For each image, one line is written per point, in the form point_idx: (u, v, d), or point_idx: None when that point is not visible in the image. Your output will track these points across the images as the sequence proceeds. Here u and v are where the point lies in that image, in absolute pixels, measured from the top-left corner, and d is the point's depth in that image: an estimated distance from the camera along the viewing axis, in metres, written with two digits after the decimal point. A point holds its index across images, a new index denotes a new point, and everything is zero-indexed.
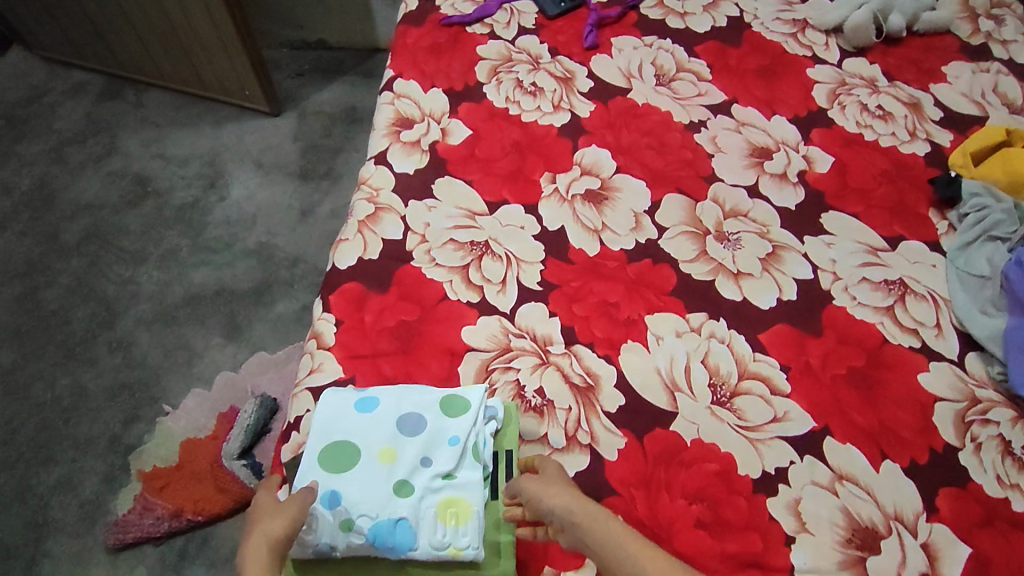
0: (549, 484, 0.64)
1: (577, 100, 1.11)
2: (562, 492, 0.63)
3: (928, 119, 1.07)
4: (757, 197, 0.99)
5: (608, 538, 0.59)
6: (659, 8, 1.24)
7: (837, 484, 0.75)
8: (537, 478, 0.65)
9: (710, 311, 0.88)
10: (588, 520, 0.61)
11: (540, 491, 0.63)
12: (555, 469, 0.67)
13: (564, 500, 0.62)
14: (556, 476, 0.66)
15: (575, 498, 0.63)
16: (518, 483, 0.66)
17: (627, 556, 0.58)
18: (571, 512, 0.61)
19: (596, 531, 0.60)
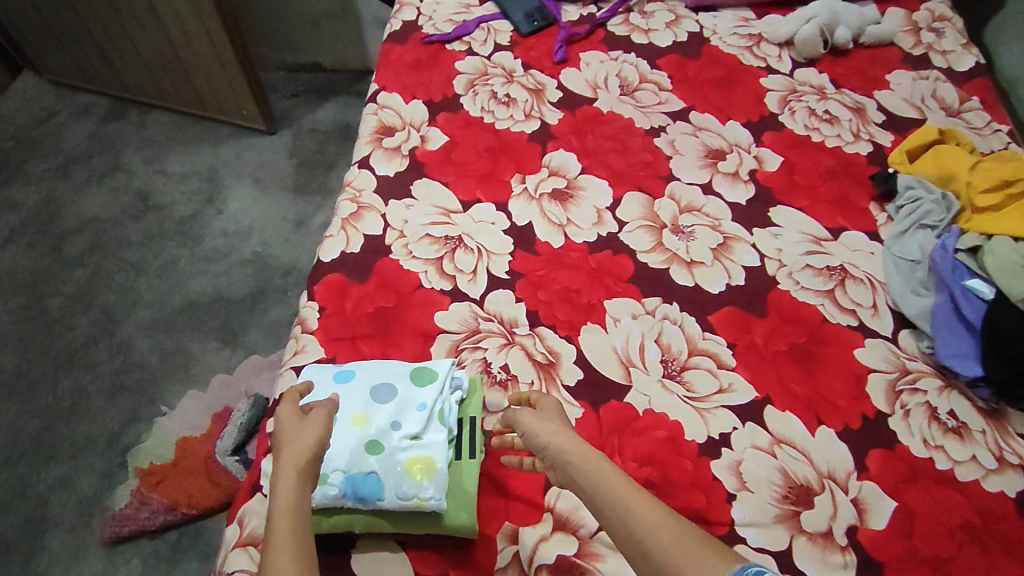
0: (545, 422, 0.72)
1: (547, 109, 1.20)
2: (557, 430, 0.70)
3: (871, 122, 1.16)
4: (710, 194, 1.07)
5: (596, 475, 0.64)
6: (624, 25, 1.34)
7: (775, 447, 0.81)
8: (536, 416, 0.73)
9: (664, 295, 0.95)
10: (578, 455, 0.66)
11: (536, 427, 0.71)
12: (552, 405, 0.76)
13: (559, 439, 0.69)
14: (554, 417, 0.73)
15: (569, 436, 0.69)
16: (517, 418, 0.74)
17: (616, 497, 0.61)
18: (562, 447, 0.68)
19: (582, 466, 0.65)
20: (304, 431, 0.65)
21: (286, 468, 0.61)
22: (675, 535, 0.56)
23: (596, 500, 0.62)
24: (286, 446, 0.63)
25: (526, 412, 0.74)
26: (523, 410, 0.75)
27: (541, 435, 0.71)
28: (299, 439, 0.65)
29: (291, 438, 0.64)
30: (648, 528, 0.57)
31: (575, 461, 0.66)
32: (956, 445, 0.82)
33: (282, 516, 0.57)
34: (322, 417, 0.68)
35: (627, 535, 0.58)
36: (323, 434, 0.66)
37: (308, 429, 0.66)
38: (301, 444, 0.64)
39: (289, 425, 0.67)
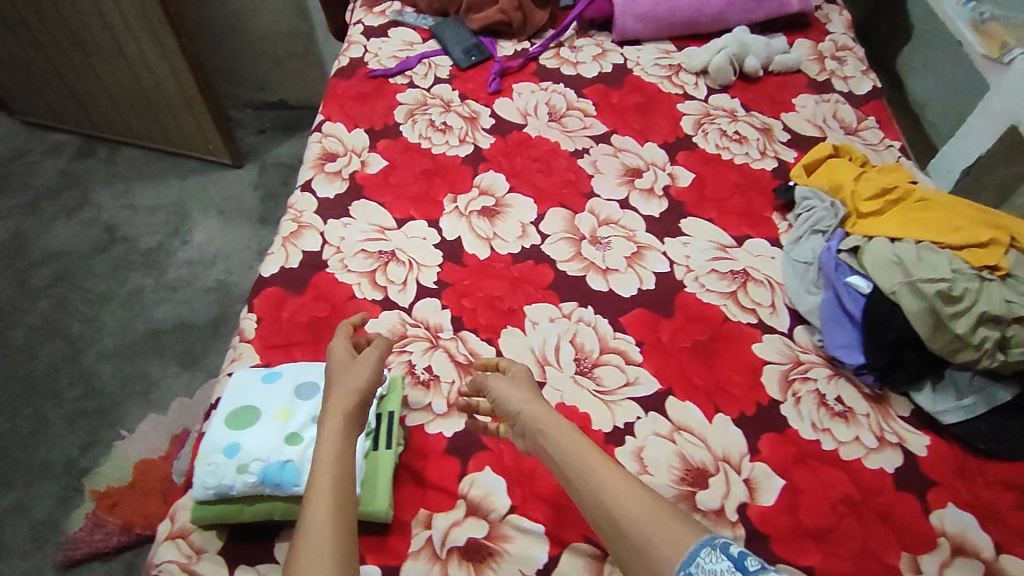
0: (516, 391, 0.80)
1: (481, 135, 1.30)
2: (528, 400, 0.78)
3: (776, 140, 1.26)
4: (627, 208, 1.16)
5: (564, 438, 0.73)
6: (555, 59, 1.45)
7: (675, 433, 0.87)
8: (508, 385, 0.81)
9: (580, 299, 1.03)
10: (549, 426, 0.74)
11: (507, 395, 0.80)
12: (523, 372, 0.85)
13: (529, 406, 0.78)
14: (525, 385, 0.81)
15: (540, 406, 0.77)
16: (488, 384, 0.83)
17: (583, 460, 0.70)
18: (533, 417, 0.76)
19: (552, 433, 0.74)
20: (353, 374, 0.79)
21: (335, 412, 0.75)
22: (640, 501, 0.65)
23: (565, 461, 0.71)
24: (336, 388, 0.78)
25: (496, 377, 0.83)
26: (495, 377, 0.83)
27: (512, 402, 0.79)
28: (350, 381, 0.79)
29: (342, 379, 0.79)
30: (614, 498, 0.65)
31: (545, 431, 0.74)
32: (842, 428, 0.88)
33: (325, 460, 0.70)
34: (370, 361, 0.81)
35: (597, 502, 0.66)
36: (369, 378, 0.79)
37: (359, 373, 0.79)
38: (349, 388, 0.78)
39: (342, 370, 0.81)
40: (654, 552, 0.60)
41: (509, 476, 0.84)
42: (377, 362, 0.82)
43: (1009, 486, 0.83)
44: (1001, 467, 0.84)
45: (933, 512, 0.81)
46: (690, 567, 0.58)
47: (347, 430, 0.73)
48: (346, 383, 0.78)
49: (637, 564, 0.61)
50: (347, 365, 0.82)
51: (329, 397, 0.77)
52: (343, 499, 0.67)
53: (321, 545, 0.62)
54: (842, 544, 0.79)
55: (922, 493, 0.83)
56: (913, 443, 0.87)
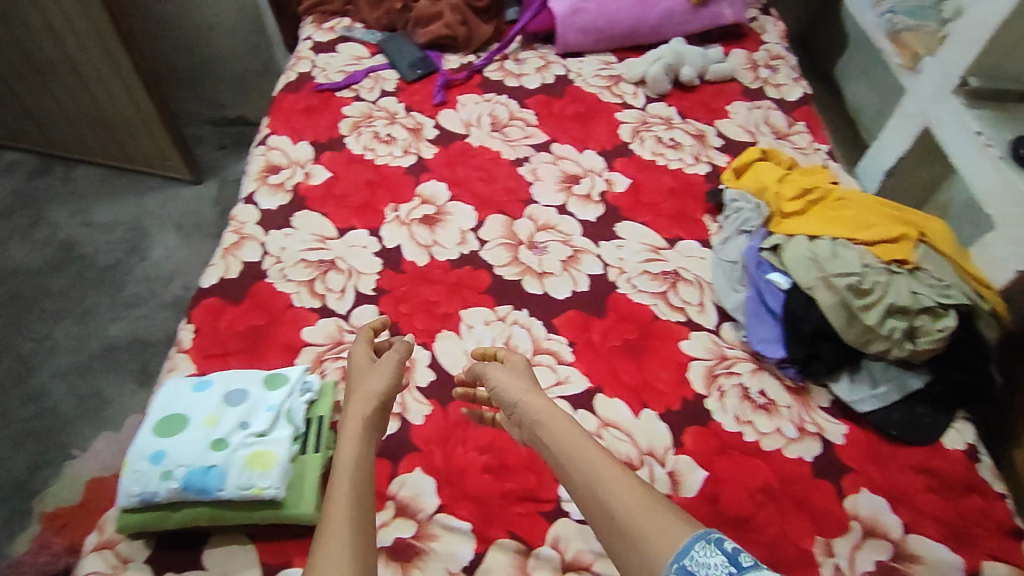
0: (515, 382, 0.80)
1: (424, 145, 1.33)
2: (529, 390, 0.78)
3: (710, 146, 1.31)
4: (564, 213, 1.19)
5: (560, 431, 0.72)
6: (499, 72, 1.49)
7: (602, 430, 0.90)
8: (507, 374, 0.81)
9: (515, 303, 1.05)
10: (548, 417, 0.74)
11: (505, 385, 0.80)
12: (519, 362, 0.85)
13: (528, 397, 0.78)
14: (523, 375, 0.82)
15: (539, 398, 0.77)
16: (487, 372, 0.83)
17: (580, 454, 0.69)
18: (532, 408, 0.76)
19: (549, 426, 0.73)
20: (372, 379, 0.81)
21: (353, 417, 0.76)
22: (636, 495, 0.63)
23: (563, 456, 0.70)
24: (355, 394, 0.79)
25: (495, 367, 0.83)
26: (495, 366, 0.84)
27: (512, 392, 0.80)
28: (368, 386, 0.81)
29: (363, 384, 0.81)
30: (611, 491, 0.64)
31: (544, 423, 0.74)
32: (764, 420, 0.91)
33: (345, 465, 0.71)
34: (388, 365, 0.83)
35: (594, 495, 0.65)
36: (388, 383, 0.81)
37: (377, 378, 0.81)
38: (369, 393, 0.80)
39: (361, 374, 0.83)
40: (648, 547, 0.58)
41: (439, 476, 0.85)
42: (396, 367, 0.83)
43: (920, 470, 0.86)
44: (914, 453, 0.88)
45: (847, 497, 0.84)
46: (684, 561, 0.56)
47: (366, 434, 0.75)
48: (365, 389, 0.80)
49: (635, 560, 0.59)
50: (366, 369, 0.84)
51: (348, 403, 0.79)
52: (361, 501, 0.67)
53: (343, 551, 0.61)
54: (760, 531, 0.81)
55: (838, 479, 0.85)
56: (831, 432, 0.90)
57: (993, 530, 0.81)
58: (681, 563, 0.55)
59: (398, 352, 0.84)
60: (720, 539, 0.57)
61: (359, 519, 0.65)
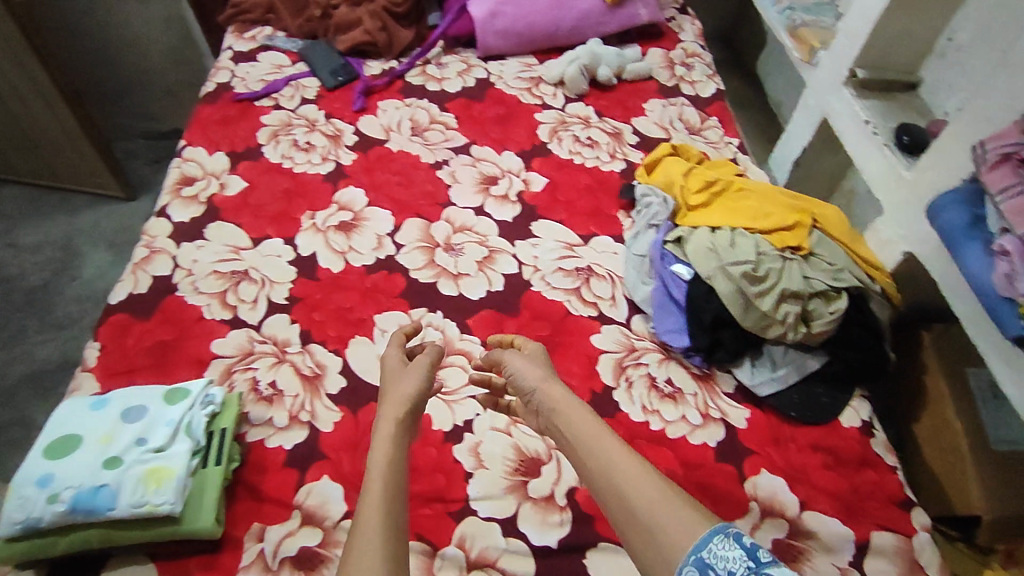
0: (535, 369, 0.80)
1: (343, 152, 1.32)
2: (548, 379, 0.78)
3: (625, 144, 1.34)
4: (481, 214, 1.20)
5: (579, 420, 0.72)
6: (420, 76, 1.50)
7: (511, 426, 0.89)
8: (526, 362, 0.81)
9: (429, 305, 1.05)
10: (567, 407, 0.74)
11: (524, 373, 0.79)
12: (537, 351, 0.84)
13: (545, 386, 0.77)
14: (542, 364, 0.81)
15: (556, 387, 0.77)
16: (506, 359, 0.82)
17: (597, 443, 0.68)
18: (549, 397, 0.76)
19: (568, 415, 0.73)
20: (404, 374, 0.79)
21: (388, 416, 0.71)
22: (658, 488, 0.62)
23: (582, 445, 0.69)
24: (388, 395, 0.75)
25: (514, 356, 0.83)
26: (513, 354, 0.83)
27: (529, 379, 0.79)
28: (402, 388, 0.76)
29: (396, 377, 0.79)
30: (626, 483, 0.63)
31: (562, 412, 0.73)
32: (670, 408, 0.92)
33: (379, 464, 0.65)
34: (422, 366, 0.79)
35: (613, 489, 0.64)
36: (422, 384, 0.76)
37: (414, 372, 0.78)
38: (402, 394, 0.75)
39: (392, 370, 0.81)
40: (665, 541, 0.58)
41: (347, 482, 0.84)
42: (429, 368, 0.80)
43: (816, 449, 0.89)
44: (811, 432, 0.91)
45: (748, 480, 0.86)
46: (702, 555, 0.55)
47: (399, 434, 0.69)
48: (398, 390, 0.76)
49: (653, 557, 0.58)
50: (399, 368, 0.81)
51: (381, 404, 0.74)
52: (397, 500, 0.62)
53: (377, 548, 0.56)
54: None
55: (740, 463, 0.87)
56: (734, 417, 0.92)
57: (884, 502, 0.85)
58: (699, 556, 0.55)
59: (432, 352, 0.81)
60: (739, 534, 0.56)
61: (394, 517, 0.60)
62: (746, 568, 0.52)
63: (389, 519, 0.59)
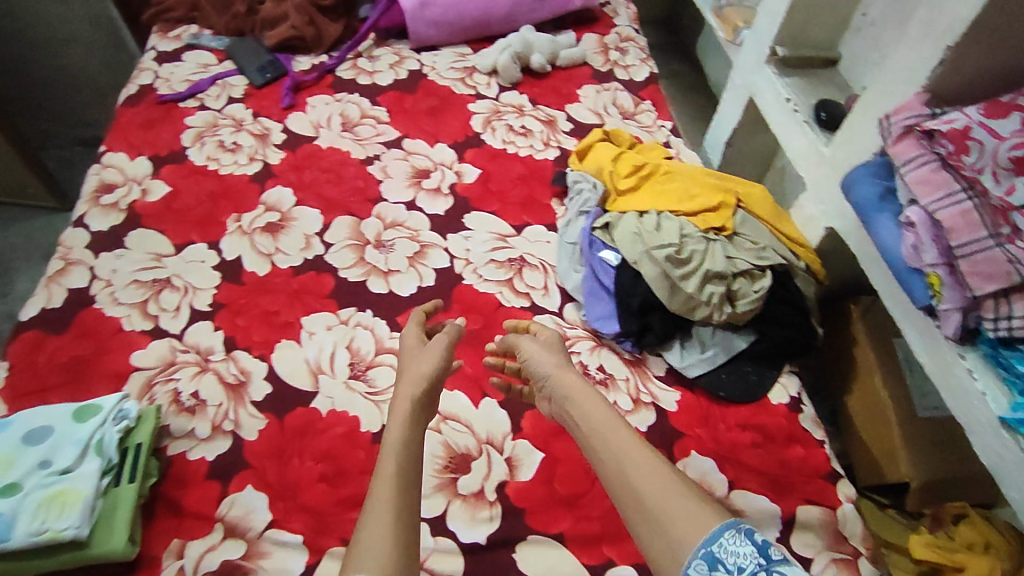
0: (550, 356, 0.79)
1: (271, 151, 1.27)
2: (563, 366, 0.77)
3: (559, 131, 1.33)
4: (412, 209, 1.17)
5: (592, 407, 0.71)
6: (351, 70, 1.46)
7: (441, 424, 0.87)
8: (541, 349, 0.80)
9: (358, 304, 1.02)
10: (580, 393, 0.73)
11: (539, 358, 0.79)
12: (552, 338, 0.84)
13: (559, 370, 0.77)
14: (557, 350, 0.81)
15: (569, 373, 0.76)
16: (522, 344, 0.82)
17: (613, 432, 0.67)
18: (563, 383, 0.75)
19: (583, 402, 0.72)
20: (422, 361, 0.78)
21: (403, 397, 0.72)
22: (672, 483, 0.60)
23: (596, 433, 0.68)
24: (405, 376, 0.76)
25: (529, 341, 0.83)
26: (528, 340, 0.83)
27: (544, 365, 0.79)
28: (418, 368, 0.77)
29: (412, 364, 0.78)
30: (638, 474, 0.61)
31: (576, 400, 0.72)
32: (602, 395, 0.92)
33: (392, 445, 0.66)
34: (440, 347, 0.80)
35: (624, 481, 0.62)
36: (438, 364, 0.78)
37: (427, 358, 0.78)
38: (418, 373, 0.77)
39: (411, 355, 0.81)
40: (677, 535, 0.55)
41: (271, 491, 0.81)
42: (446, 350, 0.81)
43: (746, 427, 0.90)
44: (740, 411, 0.91)
45: (678, 463, 0.86)
46: (710, 548, 0.53)
47: (414, 414, 0.71)
48: (417, 368, 0.77)
49: (664, 552, 0.56)
50: (417, 350, 0.81)
51: (397, 385, 0.75)
52: (408, 481, 0.62)
53: (386, 522, 0.57)
54: (593, 506, 0.81)
55: (670, 446, 0.87)
56: (665, 400, 0.92)
57: (812, 476, 0.86)
58: (709, 549, 0.53)
59: (449, 333, 0.82)
60: (750, 529, 0.55)
61: (405, 495, 0.61)
62: (756, 564, 0.51)
63: (397, 508, 0.59)
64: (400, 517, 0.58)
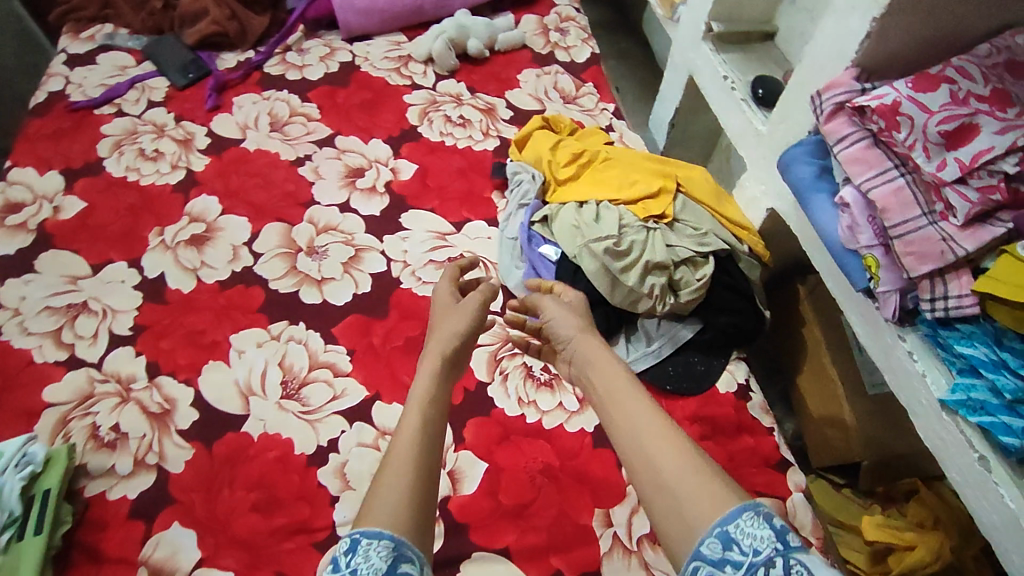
0: (573, 318, 0.80)
1: (195, 157, 1.18)
2: (586, 330, 0.78)
3: (498, 119, 1.28)
4: (346, 211, 1.11)
5: (609, 371, 0.72)
6: (279, 65, 1.37)
7: (379, 440, 0.85)
8: (564, 309, 0.81)
9: (290, 317, 0.97)
10: (601, 359, 0.74)
11: (560, 319, 0.80)
12: (577, 301, 0.84)
13: (579, 333, 0.78)
14: (581, 312, 0.81)
15: (591, 338, 0.77)
16: (544, 304, 0.83)
17: (627, 396, 0.68)
18: (585, 348, 0.76)
19: (600, 367, 0.73)
20: (455, 321, 0.81)
21: (433, 356, 0.76)
22: (685, 455, 0.60)
23: (611, 398, 0.69)
24: (437, 333, 0.79)
25: (552, 300, 0.84)
26: (551, 299, 0.84)
27: (566, 327, 0.80)
28: (450, 326, 0.81)
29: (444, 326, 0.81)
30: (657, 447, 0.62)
31: (596, 365, 0.74)
32: (547, 397, 0.89)
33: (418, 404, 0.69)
34: (472, 307, 0.83)
35: (638, 448, 0.63)
36: (469, 324, 0.81)
37: (460, 319, 0.81)
38: (449, 332, 0.80)
39: (445, 316, 0.83)
40: (690, 511, 0.56)
41: (200, 527, 0.77)
42: (478, 309, 0.84)
43: (694, 420, 0.88)
44: (688, 403, 0.89)
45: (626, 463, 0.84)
46: (726, 527, 0.53)
47: (442, 374, 0.74)
48: (447, 329, 0.80)
49: (674, 524, 0.56)
50: (450, 308, 0.85)
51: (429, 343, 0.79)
52: (430, 439, 0.66)
53: (408, 477, 0.61)
54: (539, 516, 0.79)
55: None
56: None
57: (761, 465, 0.85)
58: (724, 529, 0.53)
59: (484, 292, 0.84)
60: (770, 512, 0.53)
61: (427, 450, 0.65)
62: (773, 549, 0.50)
63: (418, 464, 0.63)
64: (422, 471, 0.62)
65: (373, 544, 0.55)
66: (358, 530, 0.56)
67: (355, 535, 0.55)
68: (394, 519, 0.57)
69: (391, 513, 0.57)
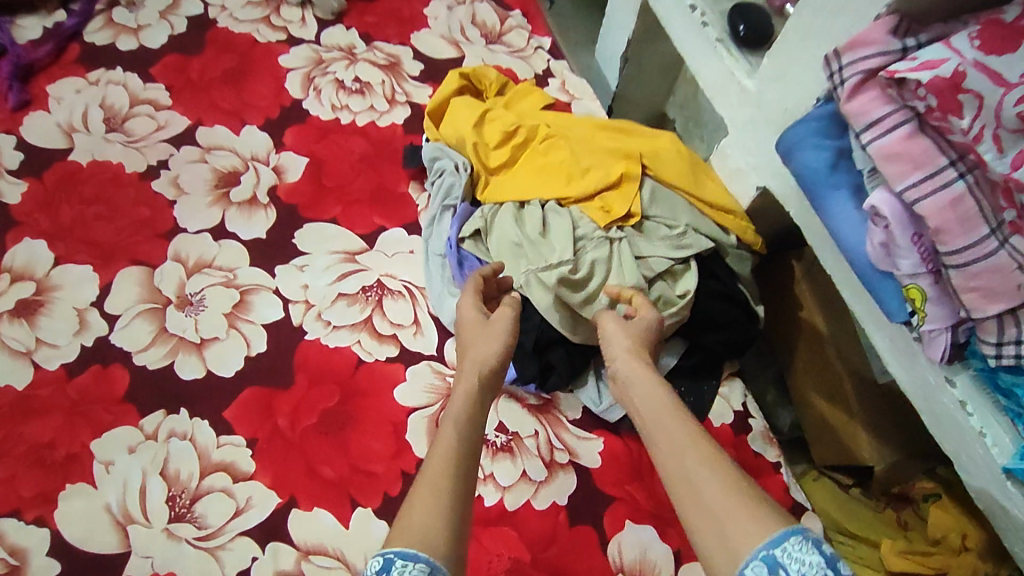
0: (624, 337, 0.66)
1: (4, 182, 0.86)
2: (634, 350, 0.64)
3: (405, 77, 1.00)
4: (223, 237, 0.85)
5: (650, 397, 0.59)
6: (106, 31, 1.01)
7: (302, 562, 0.67)
8: (622, 327, 0.67)
9: (166, 404, 0.75)
10: (649, 382, 0.60)
11: (614, 338, 0.66)
12: (648, 317, 0.67)
13: (629, 359, 0.63)
14: (636, 332, 0.66)
15: (639, 360, 0.63)
16: (602, 321, 0.68)
17: (665, 418, 0.57)
18: (631, 371, 0.62)
19: (641, 392, 0.60)
20: (487, 339, 0.67)
21: (468, 373, 0.63)
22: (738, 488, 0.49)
23: (652, 424, 0.57)
24: (468, 356, 0.66)
25: (613, 317, 0.68)
26: (609, 313, 0.68)
27: (614, 348, 0.65)
28: (485, 347, 0.66)
29: (475, 346, 0.66)
30: (702, 468, 0.51)
31: (642, 388, 0.60)
32: (508, 468, 0.72)
33: (453, 421, 0.58)
34: (505, 324, 0.68)
35: (683, 472, 0.51)
36: (506, 345, 0.66)
37: (493, 338, 0.66)
38: (485, 353, 0.65)
39: (473, 333, 0.68)
40: (738, 534, 0.45)
41: None
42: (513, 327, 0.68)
43: None
44: None
45: (611, 542, 0.69)
46: (772, 551, 0.43)
47: (482, 395, 0.62)
48: (475, 354, 0.65)
49: (719, 553, 0.46)
50: (479, 329, 0.68)
51: (461, 363, 0.66)
52: (467, 456, 0.55)
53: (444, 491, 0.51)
54: None
55: (599, 519, 0.70)
56: (585, 455, 0.74)
57: None
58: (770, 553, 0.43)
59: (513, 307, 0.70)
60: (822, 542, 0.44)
61: (466, 467, 0.54)
62: None
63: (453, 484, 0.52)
64: (458, 491, 0.52)
65: (408, 566, 0.45)
66: (391, 549, 0.46)
67: (388, 556, 0.45)
68: (430, 538, 0.47)
69: (429, 534, 0.47)
